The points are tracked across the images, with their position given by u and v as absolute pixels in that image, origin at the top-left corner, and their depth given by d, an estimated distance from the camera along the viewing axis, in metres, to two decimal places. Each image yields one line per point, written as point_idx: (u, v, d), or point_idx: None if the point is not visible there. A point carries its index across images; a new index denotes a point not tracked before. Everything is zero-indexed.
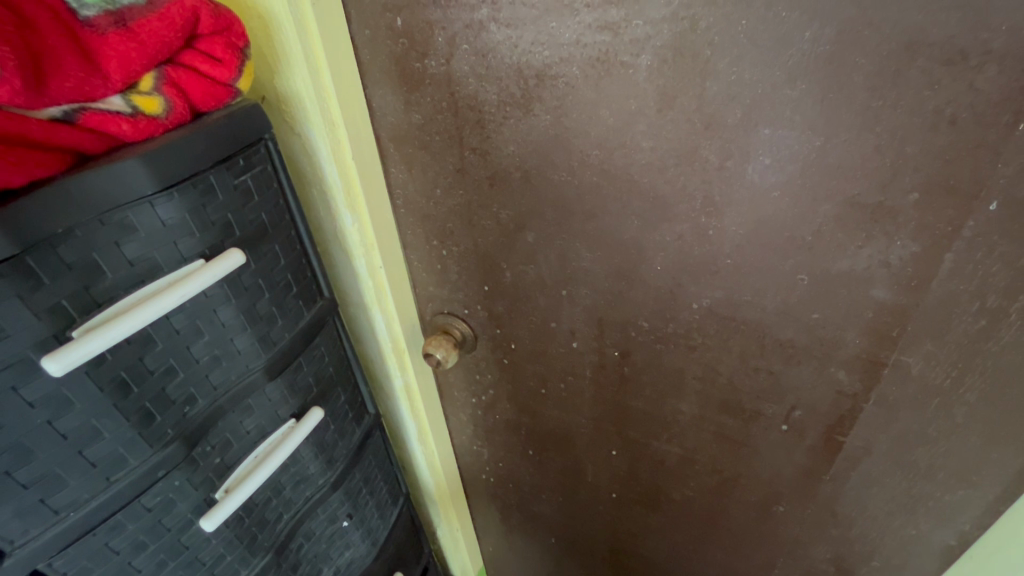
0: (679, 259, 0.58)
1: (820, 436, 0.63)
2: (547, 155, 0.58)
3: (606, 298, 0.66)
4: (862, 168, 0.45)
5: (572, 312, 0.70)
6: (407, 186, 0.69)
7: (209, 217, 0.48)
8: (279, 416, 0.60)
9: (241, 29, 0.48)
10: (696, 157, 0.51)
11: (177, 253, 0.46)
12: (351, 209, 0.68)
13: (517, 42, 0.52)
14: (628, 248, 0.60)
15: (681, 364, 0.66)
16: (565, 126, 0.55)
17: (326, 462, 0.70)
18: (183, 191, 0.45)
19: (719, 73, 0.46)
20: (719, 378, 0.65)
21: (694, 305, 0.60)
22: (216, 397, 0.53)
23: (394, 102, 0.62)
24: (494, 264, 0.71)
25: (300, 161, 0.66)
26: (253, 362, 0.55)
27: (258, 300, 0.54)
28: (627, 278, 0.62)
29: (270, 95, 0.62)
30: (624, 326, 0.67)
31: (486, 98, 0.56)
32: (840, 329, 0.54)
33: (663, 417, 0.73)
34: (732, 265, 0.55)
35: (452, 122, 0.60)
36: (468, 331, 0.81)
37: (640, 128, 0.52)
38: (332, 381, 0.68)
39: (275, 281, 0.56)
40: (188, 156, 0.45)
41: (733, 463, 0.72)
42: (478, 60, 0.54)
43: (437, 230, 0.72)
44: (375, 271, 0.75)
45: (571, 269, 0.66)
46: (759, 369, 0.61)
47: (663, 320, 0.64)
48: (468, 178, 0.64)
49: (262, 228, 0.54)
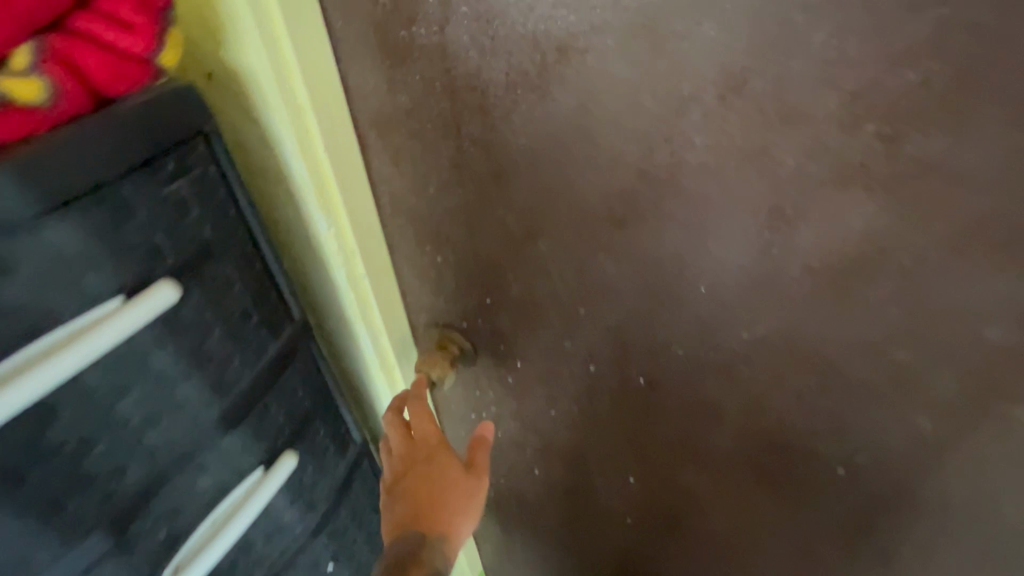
0: (730, 281, 0.47)
1: (884, 484, 0.53)
2: (569, 151, 0.46)
3: (634, 319, 0.56)
4: (993, 180, 0.35)
5: (590, 331, 0.60)
6: (393, 182, 0.59)
7: (128, 241, 0.36)
8: (243, 467, 0.50)
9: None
10: (765, 160, 0.39)
11: (84, 291, 0.35)
12: (326, 210, 0.57)
13: (532, 3, 0.40)
14: (665, 263, 0.49)
15: (720, 395, 0.57)
16: (593, 116, 0.43)
17: (305, 507, 0.61)
18: (85, 212, 0.34)
19: (810, 48, 0.34)
20: (765, 412, 0.55)
21: (744, 334, 0.50)
22: (156, 462, 0.42)
23: (375, 81, 0.51)
24: (499, 274, 0.61)
25: (260, 155, 0.54)
26: (204, 413, 0.45)
27: (206, 338, 0.43)
28: (661, 298, 0.52)
29: (217, 72, 0.49)
30: (654, 351, 0.57)
31: (492, 77, 0.45)
32: (931, 370, 0.44)
33: (695, 448, 0.64)
34: (797, 290, 0.45)
35: (447, 108, 0.49)
36: (468, 346, 0.72)
37: (692, 119, 0.40)
38: (308, 415, 0.58)
39: (228, 311, 0.45)
40: (91, 161, 0.33)
41: (772, 502, 0.63)
42: (481, 28, 0.43)
43: (431, 235, 0.62)
44: (357, 281, 0.64)
45: (591, 285, 0.55)
46: (818, 408, 0.51)
47: (701, 347, 0.54)
48: (468, 175, 0.53)
49: (206, 247, 0.42)
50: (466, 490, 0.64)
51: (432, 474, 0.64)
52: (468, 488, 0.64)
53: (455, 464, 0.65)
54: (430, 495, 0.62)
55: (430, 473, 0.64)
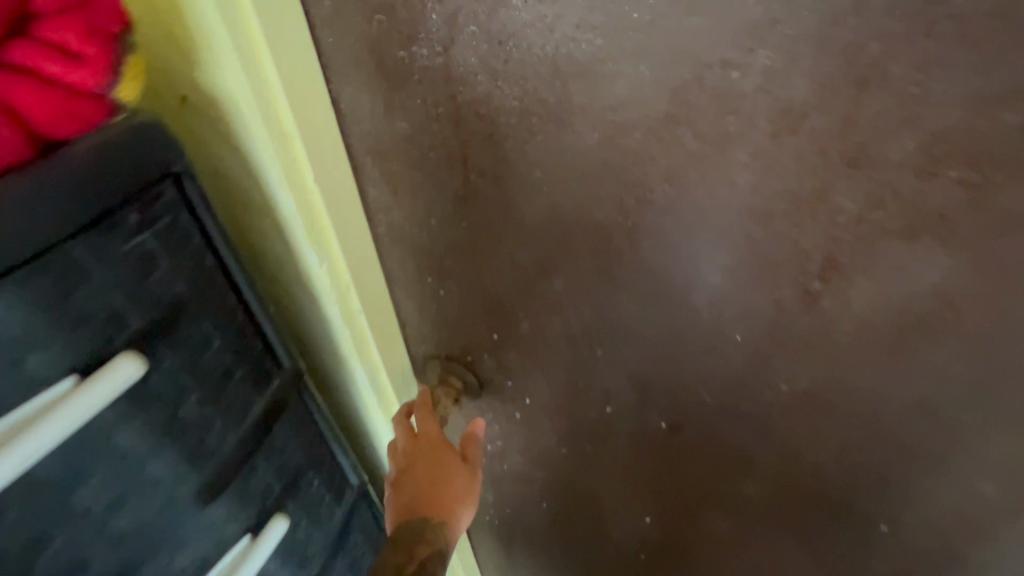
0: (771, 330, 0.42)
1: (932, 543, 0.49)
2: (592, 186, 0.41)
3: (657, 363, 0.51)
4: None
5: (608, 373, 0.55)
6: (391, 211, 0.53)
7: (82, 309, 0.31)
8: (227, 537, 0.45)
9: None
10: (821, 205, 0.34)
11: (25, 373, 0.29)
12: (316, 245, 0.50)
13: (553, 24, 0.34)
14: (696, 307, 0.45)
15: (751, 445, 0.52)
16: (621, 150, 0.38)
17: (298, 565, 0.55)
18: (25, 281, 0.28)
19: (886, 82, 0.29)
20: (800, 465, 0.50)
21: (782, 385, 0.45)
22: (124, 549, 0.37)
23: (370, 105, 0.45)
24: (508, 310, 0.56)
25: (243, 184, 0.48)
26: (181, 487, 0.39)
27: (180, 406, 0.38)
28: (690, 343, 0.47)
29: (191, 95, 0.43)
30: (678, 396, 0.52)
31: (505, 104, 0.39)
32: (996, 433, 0.40)
33: (719, 495, 0.59)
34: (847, 343, 0.40)
35: (452, 137, 0.44)
36: (472, 380, 0.67)
37: (738, 157, 0.34)
38: (300, 469, 0.53)
39: (206, 372, 0.40)
40: (31, 222, 0.28)
41: (802, 553, 0.58)
42: (491, 50, 0.37)
43: (433, 267, 0.57)
44: (353, 319, 0.57)
45: (611, 326, 0.50)
46: (863, 464, 0.47)
47: (732, 396, 0.49)
48: (476, 208, 0.48)
49: (179, 304, 0.37)
50: (465, 485, 0.63)
51: (430, 474, 0.62)
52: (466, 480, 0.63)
53: (451, 460, 0.63)
54: (431, 494, 0.61)
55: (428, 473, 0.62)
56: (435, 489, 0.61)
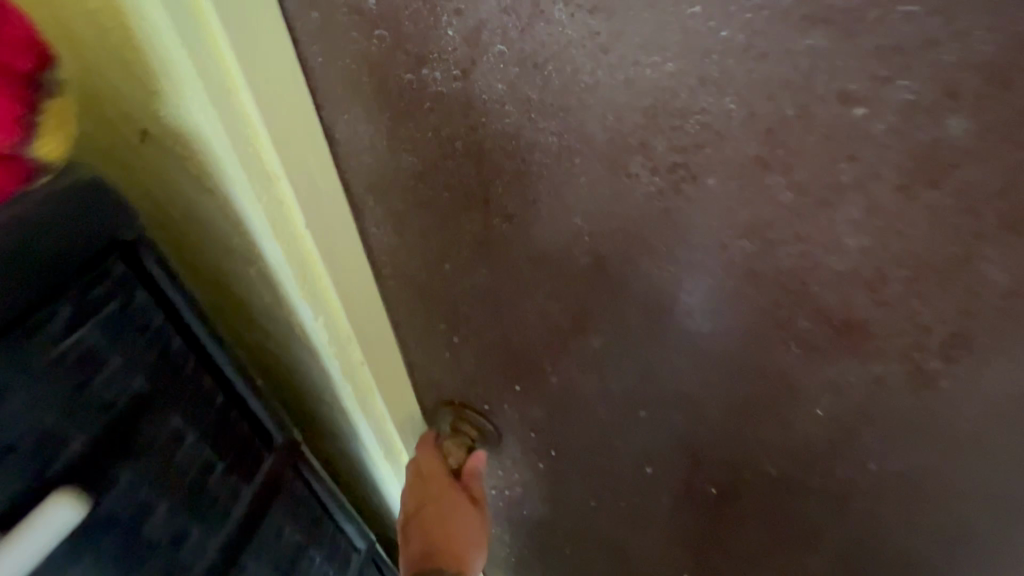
0: (862, 406, 0.35)
1: None
2: (646, 237, 0.34)
3: (711, 428, 0.44)
4: None
5: (650, 434, 0.48)
6: (397, 253, 0.46)
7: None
8: None
9: (19, 14, 0.23)
10: (953, 273, 0.27)
11: None
12: (311, 297, 0.42)
13: (608, 44, 0.26)
14: (768, 375, 0.37)
15: (819, 521, 0.45)
16: (688, 198, 0.30)
17: None
18: None
19: None
20: (880, 545, 0.43)
21: (868, 464, 0.38)
22: None
23: (371, 136, 0.37)
24: (535, 363, 0.49)
25: (221, 230, 0.40)
26: None
27: (144, 526, 0.30)
28: (754, 411, 0.40)
29: (152, 130, 0.35)
30: (735, 464, 0.45)
31: (540, 140, 0.32)
32: None
33: (774, 565, 0.52)
34: (961, 427, 0.33)
35: (472, 175, 0.36)
36: (488, 426, 0.59)
37: (847, 214, 0.27)
38: (300, 555, 0.45)
39: (177, 476, 0.32)
40: None
41: None
42: (525, 75, 0.29)
43: (446, 313, 0.49)
44: (355, 373, 0.50)
45: (658, 387, 0.43)
46: (961, 551, 0.40)
47: (803, 469, 0.42)
48: (499, 255, 0.41)
49: (136, 403, 0.29)
50: (475, 525, 0.58)
51: (441, 514, 0.57)
52: (476, 519, 0.59)
53: (462, 498, 0.59)
54: (443, 534, 0.56)
55: (440, 513, 0.57)
56: (451, 534, 0.57)
